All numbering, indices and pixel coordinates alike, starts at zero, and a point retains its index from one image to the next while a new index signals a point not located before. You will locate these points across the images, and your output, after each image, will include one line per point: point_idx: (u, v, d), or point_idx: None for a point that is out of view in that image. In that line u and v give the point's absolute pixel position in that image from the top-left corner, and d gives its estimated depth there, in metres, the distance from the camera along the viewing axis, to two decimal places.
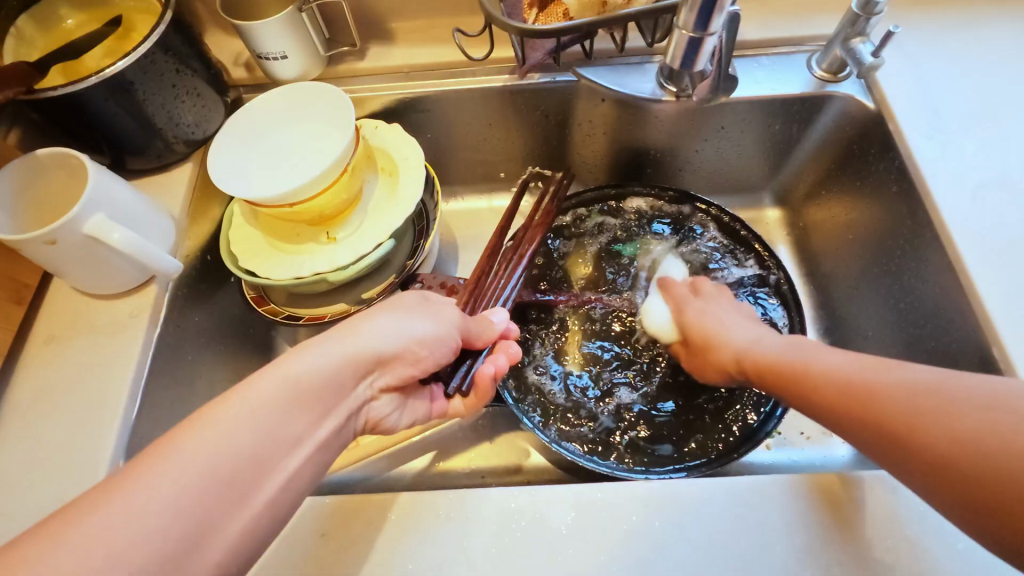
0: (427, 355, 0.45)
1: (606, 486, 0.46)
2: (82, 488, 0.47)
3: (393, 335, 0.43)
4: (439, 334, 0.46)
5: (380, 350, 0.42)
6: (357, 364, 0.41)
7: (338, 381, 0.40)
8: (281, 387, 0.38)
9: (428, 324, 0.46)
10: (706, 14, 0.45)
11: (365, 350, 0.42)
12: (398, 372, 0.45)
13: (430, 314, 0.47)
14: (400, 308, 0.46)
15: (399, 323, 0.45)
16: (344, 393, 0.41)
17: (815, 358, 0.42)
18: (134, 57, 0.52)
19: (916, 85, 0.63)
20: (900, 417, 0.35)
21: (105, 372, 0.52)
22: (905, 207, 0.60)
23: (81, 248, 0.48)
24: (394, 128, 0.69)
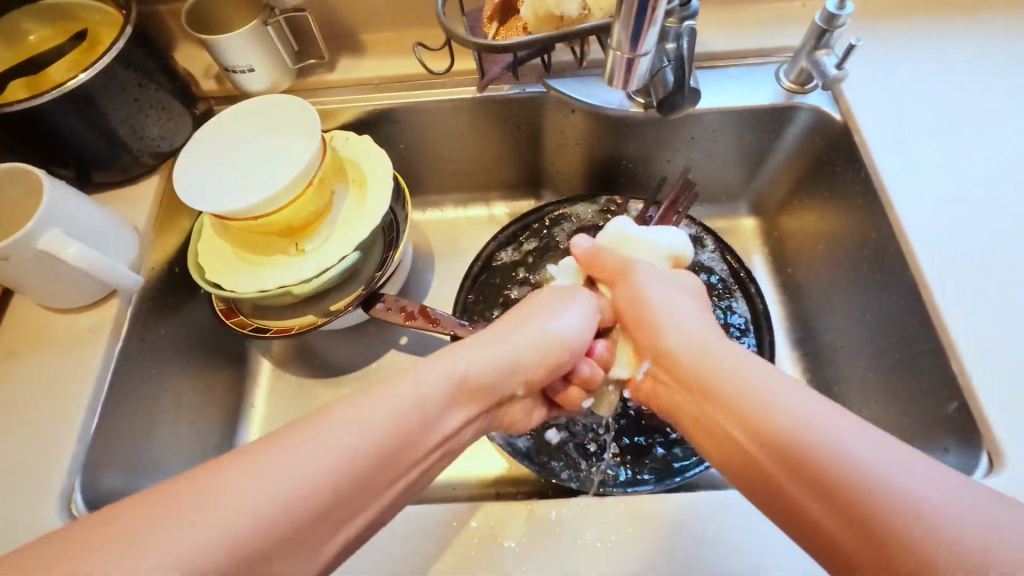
0: (570, 356, 0.53)
1: (561, 503, 0.45)
2: (35, 505, 0.47)
3: (537, 333, 0.51)
4: (586, 325, 0.54)
5: (542, 340, 0.51)
6: (507, 363, 0.49)
7: (502, 372, 0.48)
8: (442, 378, 0.44)
9: (579, 316, 0.54)
10: (637, 32, 0.43)
11: (519, 344, 0.50)
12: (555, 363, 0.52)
13: (572, 307, 0.55)
14: (548, 305, 0.55)
15: (552, 318, 0.53)
16: (504, 384, 0.48)
17: (718, 401, 0.41)
18: (94, 71, 0.53)
19: (882, 97, 0.63)
20: (800, 490, 0.35)
21: (65, 387, 0.52)
22: (871, 219, 0.60)
23: (36, 264, 0.47)
24: (364, 139, 0.69)
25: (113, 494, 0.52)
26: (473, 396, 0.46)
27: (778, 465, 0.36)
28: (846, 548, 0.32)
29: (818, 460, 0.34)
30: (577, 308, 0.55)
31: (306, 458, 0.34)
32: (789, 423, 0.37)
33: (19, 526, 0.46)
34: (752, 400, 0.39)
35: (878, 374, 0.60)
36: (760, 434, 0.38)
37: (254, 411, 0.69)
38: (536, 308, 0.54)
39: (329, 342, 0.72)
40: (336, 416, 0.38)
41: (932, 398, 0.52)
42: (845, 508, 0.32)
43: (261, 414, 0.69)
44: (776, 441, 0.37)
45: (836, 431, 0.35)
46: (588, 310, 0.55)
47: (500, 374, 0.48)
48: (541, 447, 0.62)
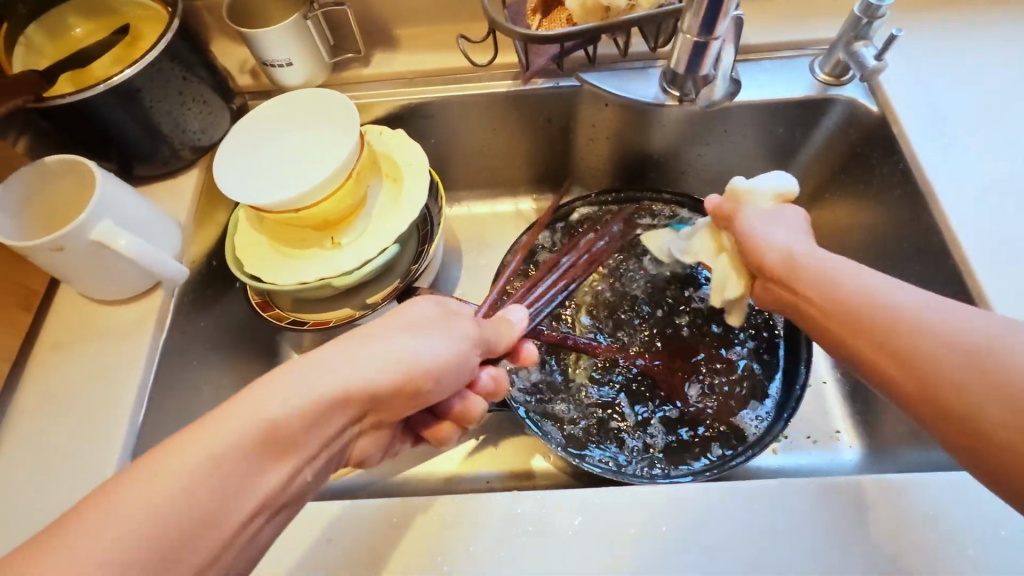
0: (431, 386, 0.42)
1: (611, 491, 0.45)
2: (88, 492, 0.47)
3: (395, 360, 0.40)
4: (457, 357, 0.43)
5: (382, 375, 0.39)
6: (345, 400, 0.38)
7: (330, 411, 0.37)
8: (250, 419, 0.34)
9: (433, 347, 0.42)
10: (709, 19, 0.45)
11: (361, 376, 0.38)
12: (387, 403, 0.41)
13: (441, 333, 0.43)
14: (415, 324, 0.43)
15: (401, 341, 0.41)
16: (335, 424, 0.38)
17: (823, 289, 0.42)
18: (141, 65, 0.53)
19: (919, 88, 0.63)
20: (893, 364, 0.36)
21: (112, 376, 0.53)
22: (910, 210, 0.60)
23: (88, 255, 0.48)
24: (398, 134, 0.69)
25: None
26: (285, 445, 0.36)
27: (871, 345, 0.38)
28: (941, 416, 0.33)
29: (925, 341, 0.35)
30: (430, 341, 0.42)
31: (183, 467, 0.32)
32: (894, 311, 0.37)
33: None
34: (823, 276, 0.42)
35: None
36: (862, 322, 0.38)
37: None
38: (388, 326, 0.42)
39: None
40: (192, 435, 0.33)
41: None
42: (933, 389, 0.34)
43: None
44: (880, 323, 0.37)
45: (964, 317, 0.34)
46: (454, 341, 0.43)
47: (317, 417, 0.37)
48: (582, 443, 0.62)
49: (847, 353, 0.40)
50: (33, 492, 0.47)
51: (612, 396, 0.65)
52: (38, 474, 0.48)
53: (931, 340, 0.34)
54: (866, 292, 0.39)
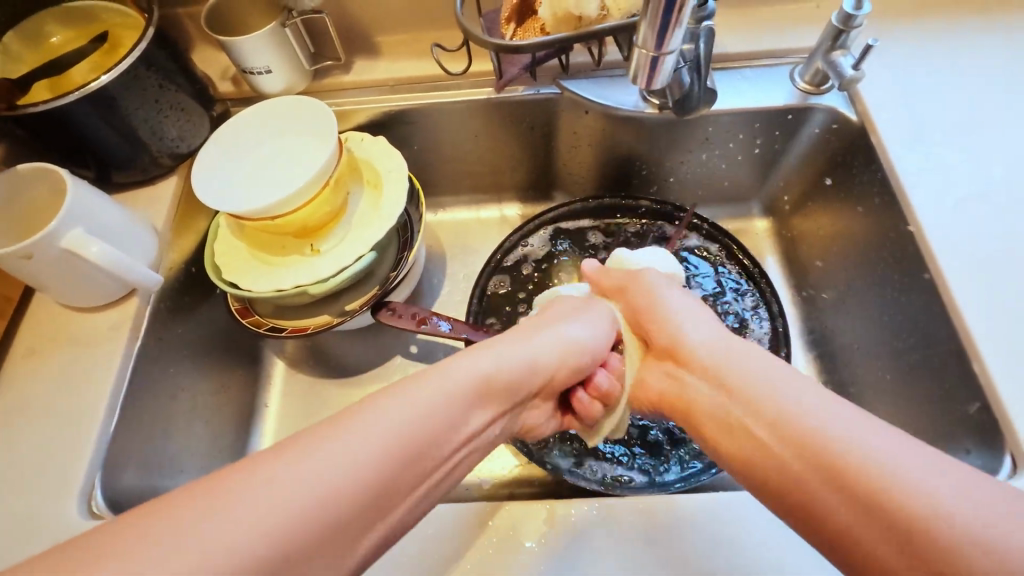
0: (591, 360, 0.53)
1: (578, 503, 0.46)
2: (58, 500, 0.47)
3: (549, 346, 0.50)
4: (597, 341, 0.54)
5: (562, 347, 0.51)
6: (493, 390, 0.45)
7: (526, 377, 0.48)
8: (430, 398, 0.41)
9: (599, 330, 0.55)
10: (662, 32, 0.44)
11: (542, 351, 0.50)
12: (566, 376, 0.52)
13: (589, 323, 0.54)
14: (549, 318, 0.54)
15: (577, 326, 0.53)
16: (524, 390, 0.48)
17: (778, 407, 0.40)
18: (116, 73, 0.53)
19: (899, 97, 0.63)
20: (816, 484, 0.36)
21: (86, 384, 0.53)
22: (888, 219, 0.60)
23: (59, 262, 0.48)
24: (379, 140, 0.69)
25: (132, 493, 0.52)
26: (496, 400, 0.46)
27: (795, 457, 0.37)
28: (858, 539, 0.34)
29: (843, 462, 0.35)
30: (594, 321, 0.55)
31: (338, 463, 0.35)
32: (808, 419, 0.39)
33: (41, 524, 0.46)
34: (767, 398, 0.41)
35: (894, 375, 0.59)
36: (786, 431, 0.39)
37: (269, 411, 0.69)
38: (551, 319, 0.54)
39: (342, 344, 0.72)
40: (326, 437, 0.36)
41: (952, 400, 0.52)
42: (856, 504, 0.34)
43: (276, 414, 0.69)
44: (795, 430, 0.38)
45: (918, 473, 0.34)
46: (607, 325, 0.56)
47: (517, 381, 0.47)
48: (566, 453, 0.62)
49: (763, 467, 0.39)
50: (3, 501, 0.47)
51: None
52: (9, 483, 0.48)
53: (848, 450, 0.36)
54: (787, 402, 0.40)
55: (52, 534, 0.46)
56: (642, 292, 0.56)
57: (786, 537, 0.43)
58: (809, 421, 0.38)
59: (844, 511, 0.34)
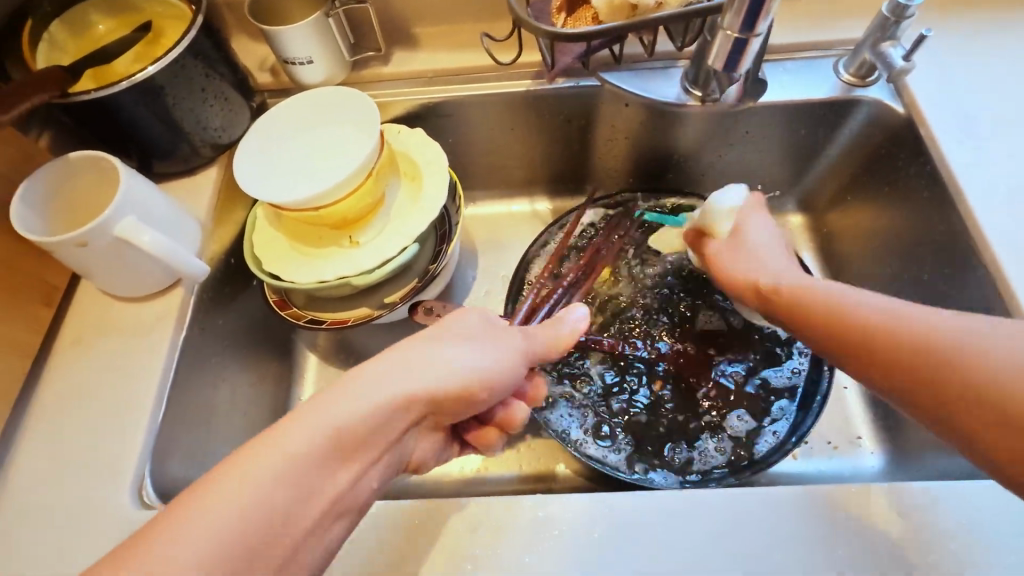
0: (489, 395, 0.42)
1: (633, 494, 0.45)
2: (109, 490, 0.47)
3: (441, 375, 0.40)
4: (508, 368, 0.43)
5: (452, 381, 0.40)
6: (400, 410, 0.38)
7: (389, 423, 0.38)
8: (313, 436, 0.35)
9: (500, 358, 0.43)
10: (751, 16, 0.45)
11: (414, 383, 0.39)
12: (456, 410, 0.42)
13: (492, 344, 0.43)
14: (452, 336, 0.43)
15: (470, 352, 0.42)
16: (395, 432, 0.39)
17: (860, 316, 0.42)
18: (166, 61, 0.53)
19: (946, 90, 0.62)
20: (887, 353, 0.39)
21: (133, 373, 0.53)
22: (937, 213, 0.59)
23: (112, 250, 0.48)
24: (417, 132, 0.69)
25: (179, 482, 0.52)
26: (356, 450, 0.36)
27: (862, 334, 0.41)
28: (945, 387, 0.36)
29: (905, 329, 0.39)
30: (490, 350, 0.43)
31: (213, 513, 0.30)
32: (868, 314, 0.42)
33: (94, 513, 0.46)
34: (851, 309, 0.43)
35: None
36: (845, 319, 0.43)
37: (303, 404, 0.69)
38: (439, 337, 0.43)
39: (375, 338, 0.73)
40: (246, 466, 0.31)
41: None
42: (925, 362, 0.37)
43: None
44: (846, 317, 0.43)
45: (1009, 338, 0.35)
46: (514, 352, 0.44)
47: (388, 421, 0.38)
48: (612, 449, 0.61)
49: (839, 347, 0.43)
50: (55, 490, 0.47)
51: (639, 395, 0.64)
52: (59, 472, 0.48)
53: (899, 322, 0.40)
54: (856, 307, 0.43)
55: (106, 523, 0.45)
56: (733, 234, 0.56)
57: (859, 537, 0.41)
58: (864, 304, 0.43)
59: (917, 364, 0.38)
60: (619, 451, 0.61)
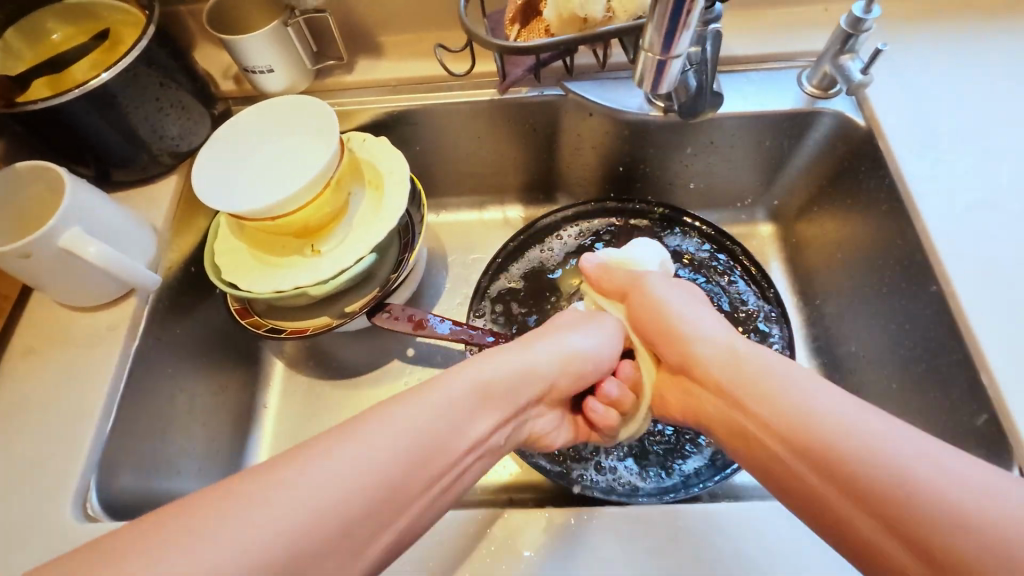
0: (593, 369, 0.54)
1: (576, 510, 0.44)
2: (51, 503, 0.47)
3: (557, 350, 0.52)
4: (607, 345, 0.55)
5: (561, 355, 0.52)
6: (531, 377, 0.49)
7: (521, 383, 0.48)
8: (467, 387, 0.44)
9: (605, 340, 0.55)
10: (670, 36, 0.43)
11: (536, 360, 0.50)
12: (565, 385, 0.53)
13: (589, 329, 0.55)
14: (566, 326, 0.55)
15: (576, 336, 0.54)
16: (526, 394, 0.48)
17: (825, 426, 0.39)
18: (117, 71, 0.53)
19: (906, 102, 0.62)
20: (861, 508, 0.36)
21: (83, 384, 0.52)
22: (896, 226, 0.59)
23: (56, 262, 0.47)
24: (382, 141, 0.69)
25: (130, 494, 0.52)
26: (498, 404, 0.46)
27: (832, 487, 0.38)
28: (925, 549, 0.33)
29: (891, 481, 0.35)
30: (598, 332, 0.56)
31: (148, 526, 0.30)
32: (825, 425, 0.40)
33: (37, 526, 0.46)
34: (786, 409, 0.42)
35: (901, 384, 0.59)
36: (807, 450, 0.39)
37: (268, 412, 0.69)
38: (556, 329, 0.55)
39: (342, 346, 0.73)
40: None
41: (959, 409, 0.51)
42: (891, 518, 0.35)
43: (275, 415, 0.69)
44: (826, 462, 0.38)
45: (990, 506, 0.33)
46: (613, 333, 0.56)
47: (519, 386, 0.48)
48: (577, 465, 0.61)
49: (808, 496, 0.39)
50: None
51: None
52: (3, 484, 0.48)
53: (874, 467, 0.36)
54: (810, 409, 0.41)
55: (47, 536, 0.45)
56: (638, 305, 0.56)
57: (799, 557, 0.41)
58: (828, 437, 0.39)
59: (843, 487, 0.37)
60: (583, 466, 0.61)
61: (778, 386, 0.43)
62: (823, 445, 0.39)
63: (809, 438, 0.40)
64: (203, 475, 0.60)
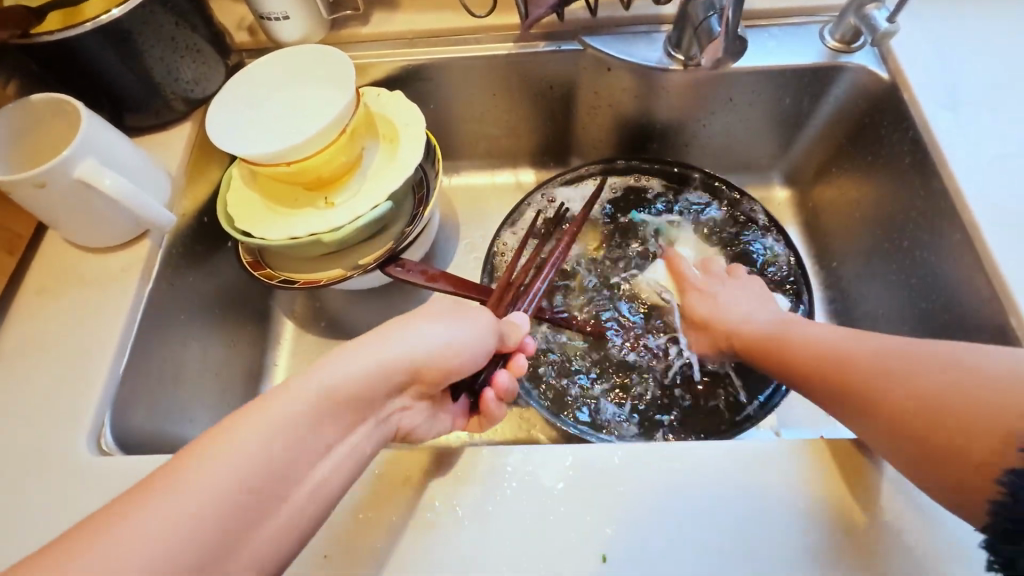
0: (466, 362, 0.44)
1: (602, 448, 0.43)
2: (64, 437, 0.46)
3: (432, 345, 0.42)
4: (478, 337, 0.45)
5: (433, 346, 0.42)
6: (391, 373, 0.40)
7: (380, 385, 0.40)
8: (307, 397, 0.37)
9: (463, 328, 0.45)
10: None
11: (394, 354, 0.41)
12: (433, 380, 0.44)
13: (459, 319, 0.45)
14: (436, 313, 0.45)
15: (438, 326, 0.43)
16: (382, 395, 0.41)
17: (811, 339, 0.48)
18: (130, 5, 0.52)
19: (932, 55, 0.61)
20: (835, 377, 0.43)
21: (97, 324, 0.52)
22: (919, 179, 0.58)
23: (72, 194, 0.47)
24: (397, 95, 0.68)
25: (142, 434, 0.51)
26: (349, 409, 0.38)
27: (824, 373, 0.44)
28: (870, 394, 0.40)
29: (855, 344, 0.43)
30: (461, 324, 0.45)
31: None
32: (820, 342, 0.46)
33: (49, 457, 0.45)
34: (794, 336, 0.49)
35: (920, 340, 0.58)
36: (807, 365, 0.46)
37: (277, 370, 0.69)
38: (420, 316, 0.45)
39: (353, 306, 0.73)
40: None
41: None
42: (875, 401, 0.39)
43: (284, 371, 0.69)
44: (807, 364, 0.46)
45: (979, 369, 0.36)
46: (481, 325, 0.46)
47: (375, 387, 0.40)
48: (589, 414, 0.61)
49: (808, 392, 0.46)
50: (13, 434, 0.47)
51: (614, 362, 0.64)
52: (16, 417, 0.47)
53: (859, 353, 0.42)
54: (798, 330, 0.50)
55: (59, 468, 0.45)
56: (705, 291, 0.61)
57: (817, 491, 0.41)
58: (814, 342, 0.47)
59: (831, 384, 0.43)
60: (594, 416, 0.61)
61: (790, 331, 0.50)
62: (819, 353, 0.45)
63: (802, 353, 0.47)
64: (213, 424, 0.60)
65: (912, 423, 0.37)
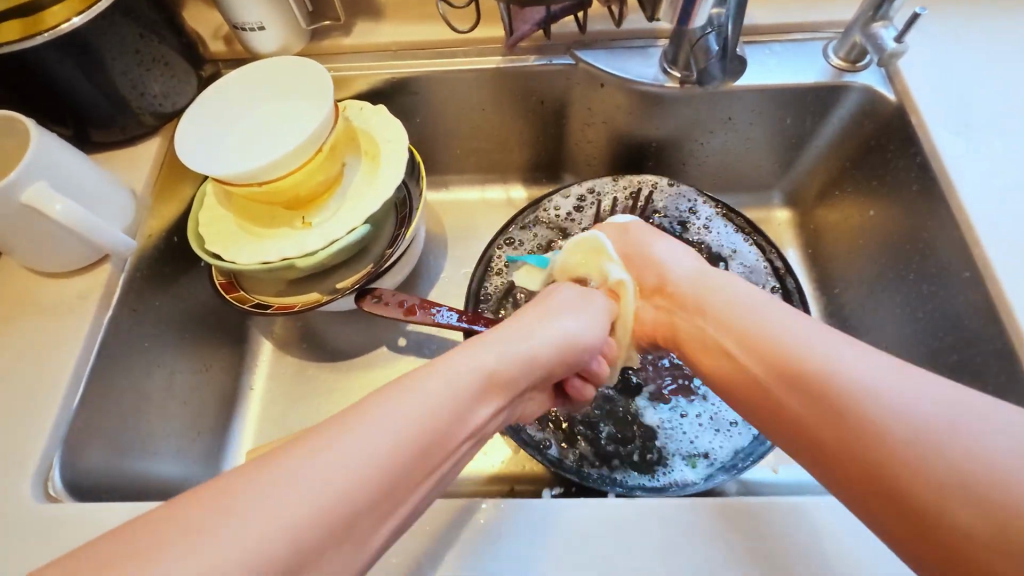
0: (584, 357, 0.46)
1: (585, 502, 0.40)
2: (8, 481, 0.43)
3: (554, 334, 0.44)
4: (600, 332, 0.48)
5: (559, 338, 0.44)
6: (531, 364, 0.42)
7: (525, 368, 0.41)
8: (473, 368, 0.38)
9: (593, 323, 0.48)
10: None
11: (531, 345, 0.42)
12: (559, 372, 0.45)
13: (581, 314, 0.48)
14: (553, 308, 0.47)
15: (568, 321, 0.46)
16: (525, 382, 0.41)
17: (781, 340, 0.39)
18: (92, 15, 0.48)
19: (942, 78, 0.58)
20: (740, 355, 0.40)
21: (51, 354, 0.49)
22: (926, 207, 0.55)
23: (20, 219, 0.44)
24: (381, 110, 0.65)
25: (97, 474, 0.48)
26: (499, 389, 0.39)
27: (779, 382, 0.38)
28: (821, 436, 0.35)
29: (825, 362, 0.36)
30: (589, 313, 0.48)
31: None
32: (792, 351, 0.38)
33: None
34: (786, 345, 0.38)
35: None
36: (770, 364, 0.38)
37: (252, 396, 0.66)
38: (541, 314, 0.46)
39: (333, 330, 0.69)
40: None
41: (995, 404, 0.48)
42: (842, 433, 0.33)
43: (259, 396, 0.66)
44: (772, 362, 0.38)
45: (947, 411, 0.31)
46: (598, 320, 0.48)
47: (521, 371, 0.41)
48: (592, 463, 0.58)
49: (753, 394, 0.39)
50: None
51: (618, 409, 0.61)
52: None
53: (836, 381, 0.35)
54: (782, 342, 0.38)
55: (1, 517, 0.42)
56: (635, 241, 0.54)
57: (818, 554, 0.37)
58: (803, 356, 0.37)
59: (807, 425, 0.36)
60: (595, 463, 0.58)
61: (774, 335, 0.39)
62: (797, 375, 0.37)
63: (811, 377, 0.36)
64: (181, 456, 0.57)
65: (861, 459, 0.32)
